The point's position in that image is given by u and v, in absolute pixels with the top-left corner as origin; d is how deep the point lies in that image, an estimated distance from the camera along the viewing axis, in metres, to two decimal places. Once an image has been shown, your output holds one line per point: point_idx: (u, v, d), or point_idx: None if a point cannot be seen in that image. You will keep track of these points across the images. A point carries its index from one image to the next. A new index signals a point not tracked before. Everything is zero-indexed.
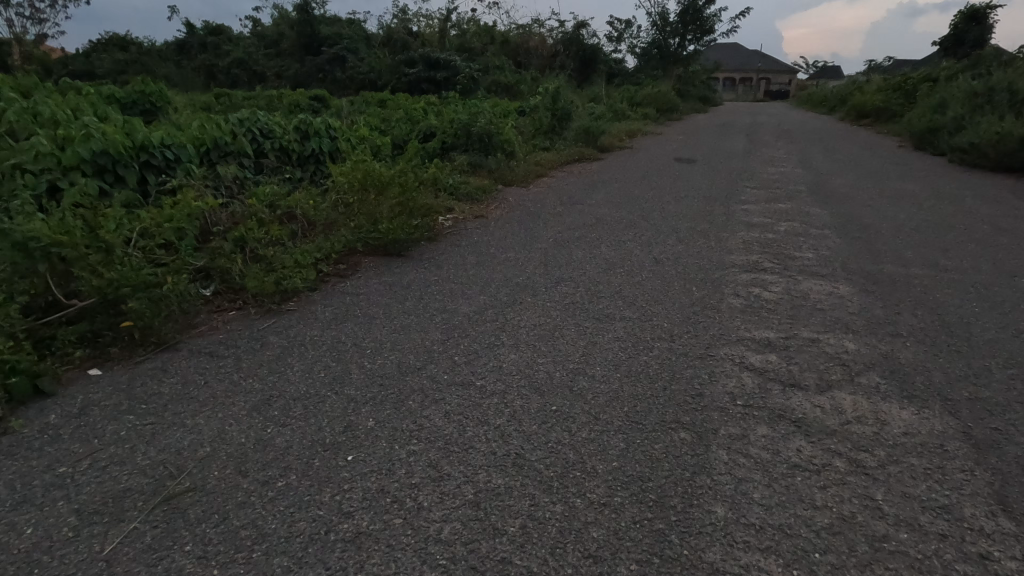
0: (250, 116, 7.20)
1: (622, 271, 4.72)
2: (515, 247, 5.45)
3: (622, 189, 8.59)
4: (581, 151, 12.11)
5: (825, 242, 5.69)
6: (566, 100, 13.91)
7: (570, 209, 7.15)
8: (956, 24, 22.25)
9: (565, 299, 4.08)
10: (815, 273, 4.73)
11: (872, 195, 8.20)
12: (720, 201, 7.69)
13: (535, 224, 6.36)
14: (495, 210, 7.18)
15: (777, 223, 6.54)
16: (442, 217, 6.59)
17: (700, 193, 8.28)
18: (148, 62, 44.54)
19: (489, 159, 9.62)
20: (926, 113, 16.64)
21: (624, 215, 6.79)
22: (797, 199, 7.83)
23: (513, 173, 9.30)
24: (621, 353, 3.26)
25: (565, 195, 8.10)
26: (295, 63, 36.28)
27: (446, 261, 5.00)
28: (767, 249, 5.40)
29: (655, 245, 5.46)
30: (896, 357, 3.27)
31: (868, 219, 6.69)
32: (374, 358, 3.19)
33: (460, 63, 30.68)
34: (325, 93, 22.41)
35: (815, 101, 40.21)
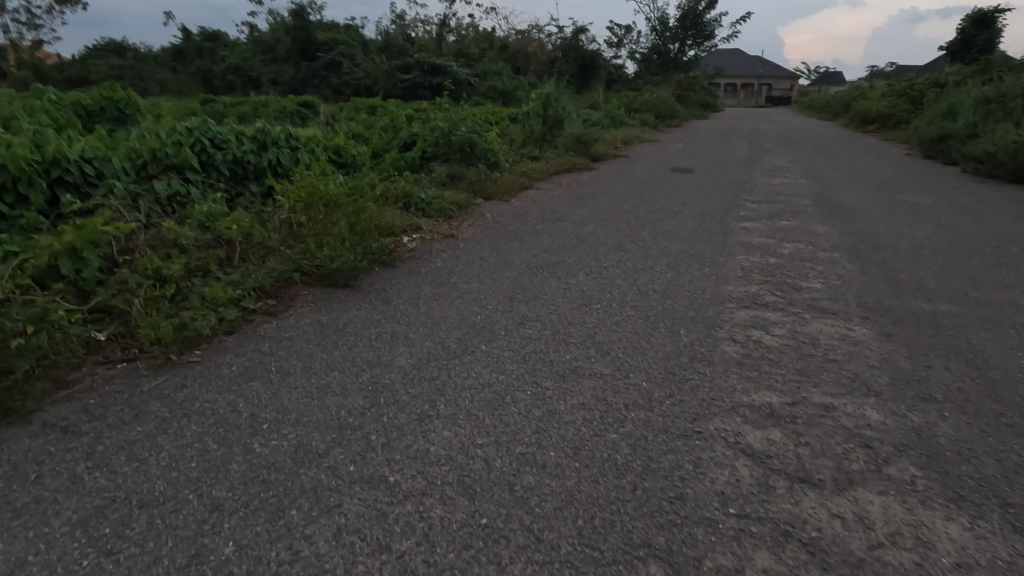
0: (199, 125, 6.57)
1: (599, 307, 4.05)
2: (481, 275, 4.77)
3: (611, 203, 7.91)
4: (572, 160, 11.45)
5: (835, 268, 5.00)
6: (557, 107, 13.26)
7: (552, 226, 6.49)
8: (964, 29, 21.59)
9: (526, 347, 3.40)
10: (825, 310, 4.04)
11: (884, 210, 7.52)
12: (718, 217, 7.01)
13: (509, 245, 5.70)
14: (468, 227, 6.51)
15: (779, 243, 5.86)
16: (406, 237, 5.93)
17: (695, 207, 7.60)
18: (143, 68, 44.13)
19: (470, 170, 8.96)
20: (935, 120, 15.98)
21: (610, 234, 6.12)
22: (802, 216, 7.14)
23: (495, 185, 8.64)
24: (583, 429, 2.58)
25: (549, 210, 7.43)
26: (289, 68, 35.77)
27: (398, 293, 4.34)
28: (769, 278, 4.72)
29: (640, 274, 4.78)
30: (933, 435, 2.58)
31: (882, 239, 6.00)
32: (269, 437, 2.51)
33: (457, 69, 30.19)
34: (315, 99, 21.91)
35: (817, 108, 39.61)
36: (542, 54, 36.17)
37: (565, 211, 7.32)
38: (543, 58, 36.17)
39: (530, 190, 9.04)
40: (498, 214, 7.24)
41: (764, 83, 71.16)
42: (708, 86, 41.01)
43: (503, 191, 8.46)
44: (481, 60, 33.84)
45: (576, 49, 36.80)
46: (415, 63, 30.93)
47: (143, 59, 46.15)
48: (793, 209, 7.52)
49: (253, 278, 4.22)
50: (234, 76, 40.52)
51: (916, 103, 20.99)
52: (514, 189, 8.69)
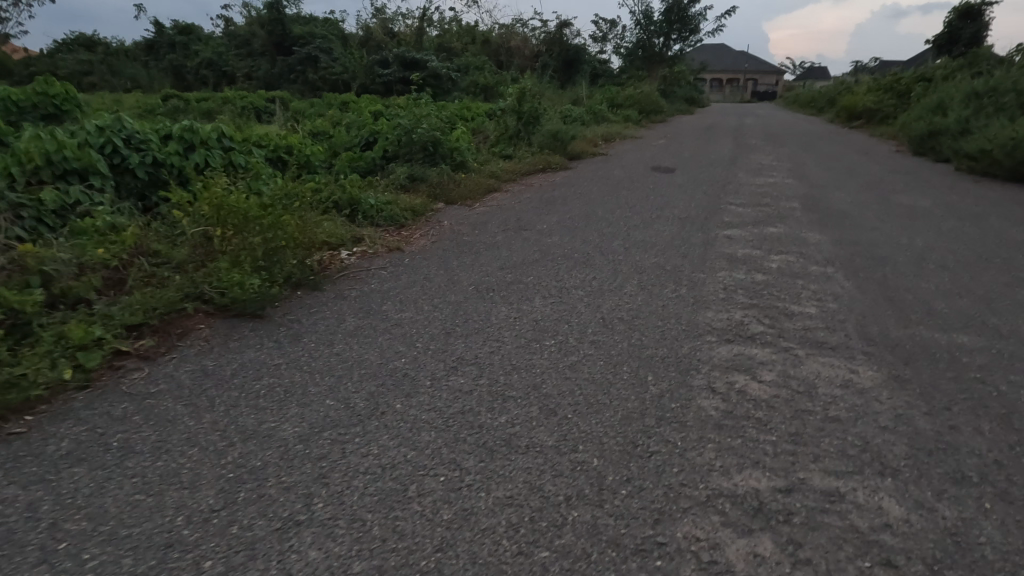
0: (114, 125, 5.79)
1: (553, 343, 3.37)
2: (421, 299, 4.08)
3: (584, 207, 7.23)
4: (547, 159, 10.75)
5: (829, 287, 4.37)
6: (532, 103, 12.54)
7: (514, 236, 5.80)
8: (950, 21, 21.18)
9: (453, 404, 2.71)
10: (821, 344, 3.40)
11: (879, 213, 6.92)
12: (699, 224, 6.35)
13: (462, 260, 5.00)
14: (419, 237, 5.79)
15: (766, 256, 5.22)
16: (344, 251, 5.19)
17: (675, 211, 6.94)
18: (114, 64, 42.62)
19: (432, 171, 8.23)
20: (924, 115, 15.52)
21: (578, 246, 5.43)
22: (790, 221, 6.51)
23: (459, 188, 7.92)
24: (506, 543, 1.90)
25: (514, 216, 6.73)
26: (264, 63, 34.63)
27: (315, 326, 3.62)
28: (755, 300, 4.07)
29: (606, 297, 4.11)
30: (974, 542, 1.93)
31: (879, 249, 5.38)
32: (62, 567, 1.80)
33: (437, 64, 29.36)
34: (286, 95, 21.06)
35: (803, 103, 39.30)
36: (525, 49, 35.40)
37: (532, 217, 6.63)
38: (526, 53, 35.42)
39: (497, 192, 8.34)
40: (457, 222, 6.54)
41: (749, 79, 71.01)
42: (694, 81, 40.51)
43: (466, 194, 7.74)
44: (462, 54, 32.99)
45: (559, 44, 36.07)
46: (394, 58, 30.07)
47: (114, 54, 44.59)
48: (780, 214, 6.88)
49: (134, 310, 3.47)
50: (208, 71, 39.29)
51: (903, 98, 20.59)
52: (479, 192, 7.98)
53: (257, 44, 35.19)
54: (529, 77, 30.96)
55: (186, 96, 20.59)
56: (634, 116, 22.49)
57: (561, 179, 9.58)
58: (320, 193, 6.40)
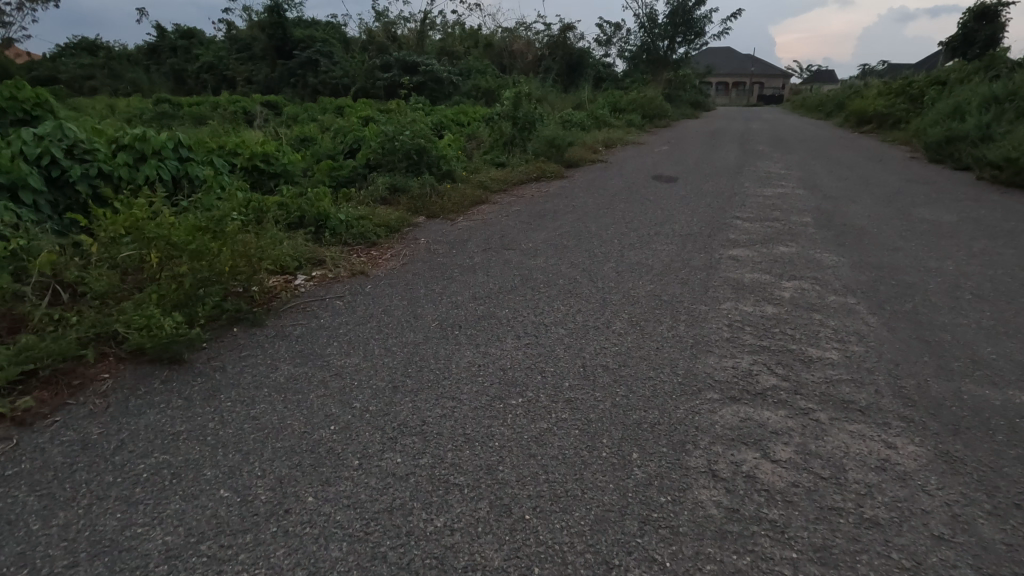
0: (55, 131, 5.22)
1: (521, 402, 2.78)
2: (374, 339, 3.50)
3: (576, 221, 6.64)
4: (542, 167, 10.18)
5: (851, 323, 3.76)
6: (528, 108, 11.97)
7: (495, 256, 5.22)
8: (965, 23, 20.46)
9: (380, 496, 2.13)
10: (846, 404, 2.79)
11: (901, 229, 6.29)
12: (702, 242, 5.75)
13: (431, 287, 4.41)
14: (389, 258, 5.22)
15: (778, 281, 4.61)
16: (300, 277, 4.62)
17: (676, 227, 6.35)
18: (116, 68, 42.43)
19: (415, 182, 7.68)
20: (939, 121, 14.87)
21: (566, 269, 4.84)
22: (803, 240, 5.89)
23: (442, 200, 7.35)
24: None
25: (499, 232, 6.16)
26: (264, 67, 34.26)
27: (241, 375, 3.05)
28: (765, 342, 3.47)
29: (591, 338, 3.51)
30: None
31: (905, 273, 4.76)
32: None
33: (438, 68, 28.89)
34: (281, 100, 20.61)
35: (810, 107, 38.57)
36: (527, 52, 34.86)
37: (519, 234, 6.05)
38: (529, 57, 34.92)
39: (485, 204, 7.76)
40: (437, 239, 5.95)
41: (756, 83, 70.29)
42: (699, 85, 39.88)
43: (450, 207, 7.16)
44: (463, 58, 32.49)
45: (563, 48, 35.52)
46: (395, 61, 29.64)
47: (116, 58, 44.38)
48: (792, 231, 6.26)
49: (19, 359, 2.89)
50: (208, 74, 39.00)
51: (916, 103, 19.90)
52: (465, 204, 7.41)
53: (257, 47, 34.83)
54: (531, 81, 30.44)
55: (179, 100, 20.14)
56: (637, 120, 21.87)
57: (556, 188, 9.02)
58: (285, 207, 5.84)
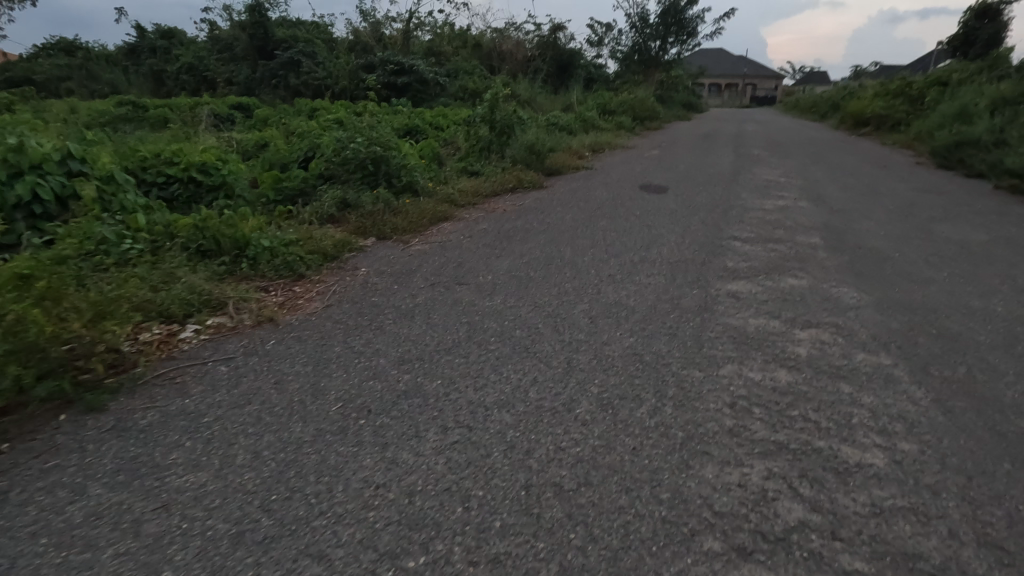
0: None
1: (424, 566, 1.85)
2: (247, 435, 2.55)
3: (549, 244, 5.71)
4: (519, 176, 9.27)
5: (891, 400, 2.85)
6: (507, 111, 11.04)
7: (444, 294, 4.29)
8: (966, 22, 19.71)
9: None
10: (910, 565, 1.88)
11: (925, 253, 5.41)
12: (695, 272, 4.84)
13: (352, 343, 3.47)
14: (312, 298, 4.26)
15: (789, 330, 3.70)
16: (186, 330, 3.63)
17: (662, 251, 5.45)
18: (93, 69, 41.13)
19: (367, 197, 6.73)
20: (944, 124, 14.07)
21: (527, 314, 3.91)
22: (814, 268, 4.98)
23: (398, 217, 6.40)
24: None
25: (455, 259, 5.23)
26: (245, 68, 33.13)
27: (25, 511, 2.09)
28: (780, 437, 2.55)
29: (546, 431, 2.58)
30: None
31: (945, 318, 3.86)
32: None
33: (423, 68, 27.92)
34: (254, 101, 19.58)
35: (804, 108, 37.89)
36: (516, 53, 33.92)
37: (478, 262, 5.11)
38: (519, 58, 34.01)
39: (448, 220, 6.83)
40: (381, 268, 5.01)
41: (749, 84, 69.77)
42: (691, 85, 39.08)
43: (404, 225, 6.21)
44: (450, 59, 31.50)
45: (552, 48, 34.57)
46: (379, 62, 28.65)
47: (94, 59, 43.10)
48: (799, 256, 5.35)
49: None
50: (188, 75, 37.84)
51: (915, 105, 19.15)
52: (424, 221, 6.46)
53: (237, 47, 33.68)
54: (519, 82, 29.51)
55: (142, 102, 18.97)
56: (628, 123, 20.97)
57: (532, 201, 8.11)
58: (196, 231, 4.87)
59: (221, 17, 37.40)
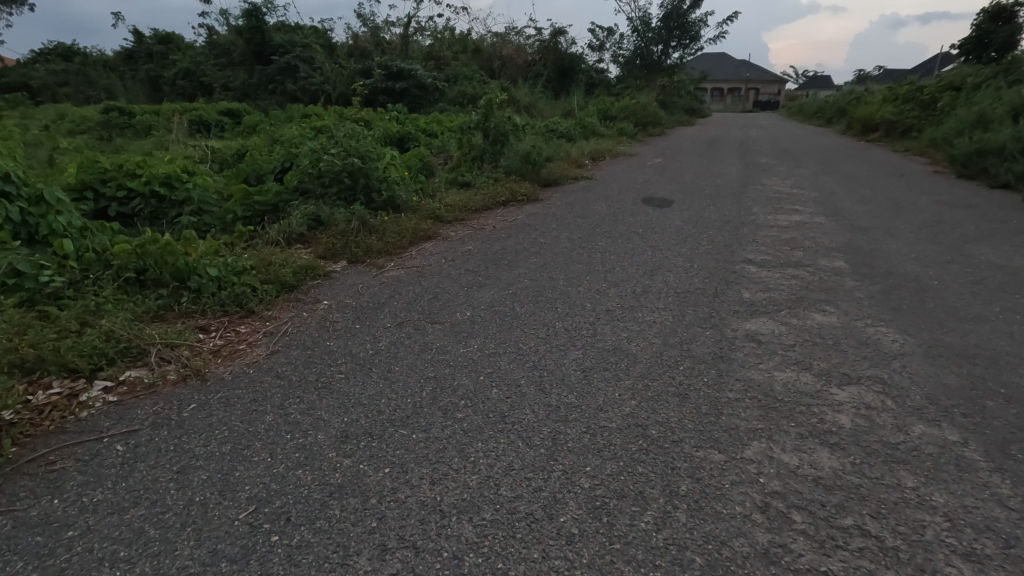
0: None
1: None
2: (120, 560, 1.91)
3: (540, 270, 5.07)
4: (512, 188, 8.64)
5: (970, 501, 2.21)
6: (501, 118, 10.43)
7: (412, 337, 3.65)
8: (979, 25, 19.09)
9: None
10: None
11: (967, 281, 4.76)
12: (705, 306, 4.20)
13: (289, 407, 2.83)
14: (257, 342, 3.63)
15: (823, 388, 3.05)
16: (92, 390, 3.00)
17: (667, 278, 4.81)
18: (91, 75, 40.77)
19: (341, 214, 6.10)
20: (962, 131, 13.41)
21: (507, 365, 3.28)
22: (843, 301, 4.33)
23: (374, 238, 5.78)
24: None
25: (432, 289, 4.59)
26: (241, 73, 32.65)
27: None
28: (833, 565, 1.90)
29: (519, 552, 1.95)
30: None
31: (1012, 372, 3.21)
32: None
33: (421, 73, 27.40)
34: (244, 107, 19.01)
35: (809, 113, 37.34)
36: (517, 57, 33.34)
37: (458, 293, 4.47)
38: (519, 63, 33.50)
39: (431, 239, 6.20)
40: (346, 301, 4.38)
41: (751, 89, 69.28)
42: (693, 91, 38.58)
43: (380, 246, 5.59)
44: (449, 63, 30.93)
45: (553, 53, 33.97)
46: (377, 67, 28.13)
47: (92, 65, 42.73)
48: (823, 285, 4.70)
49: None
50: (185, 81, 37.39)
51: (928, 111, 18.49)
52: (402, 241, 5.84)
53: (234, 52, 33.17)
54: (519, 88, 28.95)
55: (128, 108, 18.34)
56: (630, 129, 20.33)
57: (525, 216, 7.48)
58: (132, 258, 4.25)
59: (218, 22, 36.90)
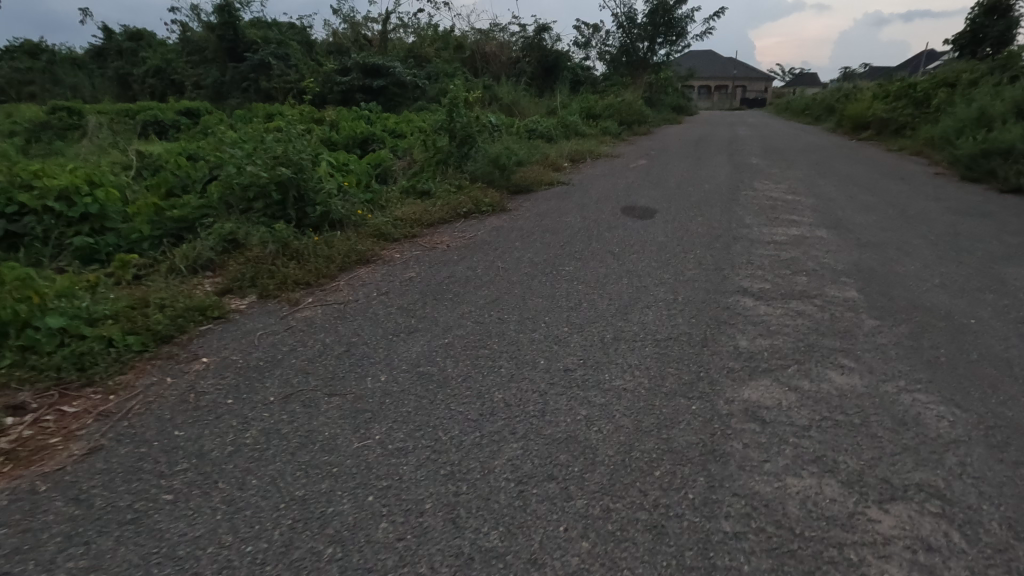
0: None
1: None
2: None
3: (490, 307, 4.13)
4: (476, 196, 7.70)
5: None
6: (468, 118, 9.47)
7: (295, 421, 2.69)
8: (973, 18, 18.47)
9: None
10: None
11: (1010, 320, 3.90)
12: (690, 362, 3.28)
13: (61, 567, 1.88)
14: (79, 433, 2.66)
15: (857, 510, 2.14)
16: None
17: (644, 319, 3.90)
18: (57, 73, 39.11)
19: (258, 235, 5.11)
20: (962, 129, 12.67)
21: (414, 471, 2.34)
22: (863, 352, 3.43)
23: (294, 264, 4.79)
24: None
25: (348, 339, 3.64)
26: (213, 70, 31.30)
27: None
28: None
29: None
30: None
31: None
32: None
33: (399, 70, 26.31)
34: (205, 107, 17.85)
35: (796, 110, 36.77)
36: (500, 54, 32.33)
37: (379, 345, 3.52)
38: (502, 60, 32.51)
39: (369, 262, 5.25)
40: (231, 357, 3.40)
41: (738, 86, 68.83)
42: (680, 88, 37.86)
43: (300, 273, 4.63)
44: (430, 60, 29.86)
45: (537, 49, 32.98)
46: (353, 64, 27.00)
47: (59, 63, 41.02)
48: (836, 327, 3.80)
49: None
50: (155, 79, 35.90)
51: (921, 108, 17.81)
52: (331, 266, 4.89)
53: (206, 49, 31.82)
54: (502, 86, 27.98)
55: (78, 108, 17.08)
56: (614, 128, 19.45)
57: (487, 230, 6.56)
58: None
59: (189, 18, 35.42)
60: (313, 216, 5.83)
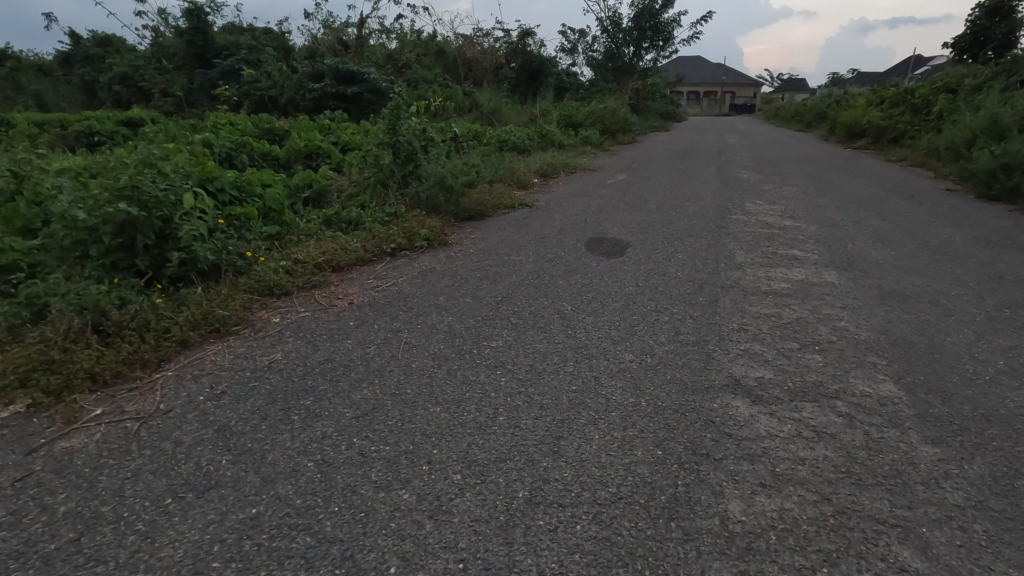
0: None
1: None
2: None
3: (359, 426, 2.77)
4: (410, 227, 6.35)
5: None
6: (412, 131, 8.14)
7: None
8: (974, 20, 17.45)
9: None
10: None
11: None
12: (644, 568, 1.94)
13: None
14: None
15: None
16: None
17: (584, 453, 2.55)
18: (21, 81, 37.34)
19: (64, 301, 3.70)
20: (972, 139, 11.51)
21: None
22: (931, 528, 2.12)
23: (104, 348, 3.40)
24: None
25: (100, 506, 2.25)
26: (181, 77, 29.78)
27: None
28: None
29: None
30: None
31: None
32: None
33: (373, 77, 25.03)
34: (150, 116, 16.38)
35: (785, 117, 35.89)
36: (482, 60, 31.07)
37: (138, 522, 2.14)
38: (484, 66, 31.31)
39: (230, 335, 3.89)
40: None
41: (727, 92, 68.25)
42: (667, 94, 36.87)
43: (102, 361, 3.27)
44: (408, 67, 28.59)
45: (521, 55, 31.68)
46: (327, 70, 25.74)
47: (25, 70, 39.20)
48: (873, 464, 2.49)
49: None
50: (122, 87, 34.24)
51: (921, 115, 16.71)
52: (162, 345, 3.53)
53: (174, 55, 30.33)
54: (482, 93, 26.76)
55: (7, 118, 15.55)
56: (595, 138, 18.20)
57: (412, 275, 5.22)
58: None
59: (159, 23, 33.94)
60: (171, 265, 4.46)
